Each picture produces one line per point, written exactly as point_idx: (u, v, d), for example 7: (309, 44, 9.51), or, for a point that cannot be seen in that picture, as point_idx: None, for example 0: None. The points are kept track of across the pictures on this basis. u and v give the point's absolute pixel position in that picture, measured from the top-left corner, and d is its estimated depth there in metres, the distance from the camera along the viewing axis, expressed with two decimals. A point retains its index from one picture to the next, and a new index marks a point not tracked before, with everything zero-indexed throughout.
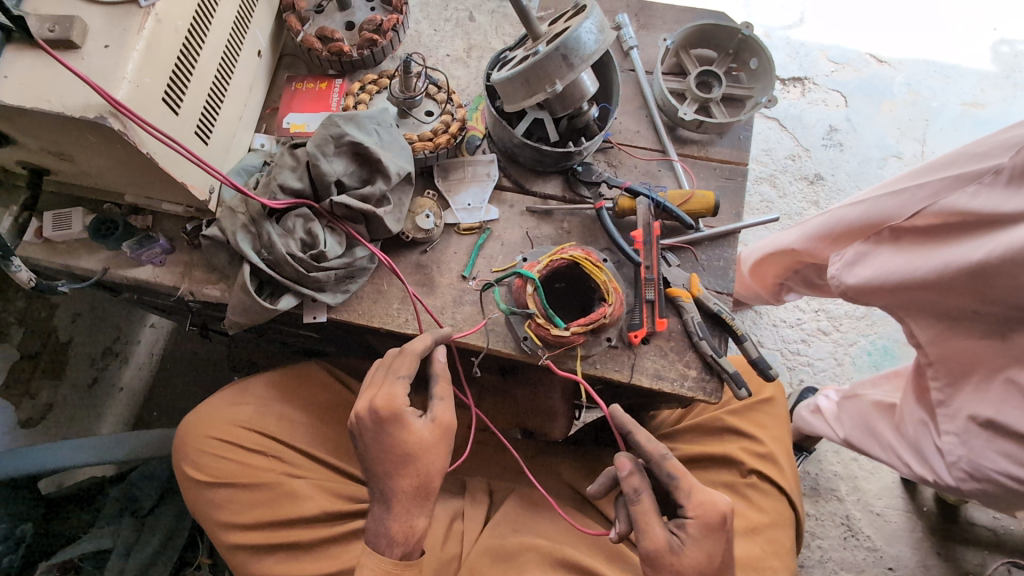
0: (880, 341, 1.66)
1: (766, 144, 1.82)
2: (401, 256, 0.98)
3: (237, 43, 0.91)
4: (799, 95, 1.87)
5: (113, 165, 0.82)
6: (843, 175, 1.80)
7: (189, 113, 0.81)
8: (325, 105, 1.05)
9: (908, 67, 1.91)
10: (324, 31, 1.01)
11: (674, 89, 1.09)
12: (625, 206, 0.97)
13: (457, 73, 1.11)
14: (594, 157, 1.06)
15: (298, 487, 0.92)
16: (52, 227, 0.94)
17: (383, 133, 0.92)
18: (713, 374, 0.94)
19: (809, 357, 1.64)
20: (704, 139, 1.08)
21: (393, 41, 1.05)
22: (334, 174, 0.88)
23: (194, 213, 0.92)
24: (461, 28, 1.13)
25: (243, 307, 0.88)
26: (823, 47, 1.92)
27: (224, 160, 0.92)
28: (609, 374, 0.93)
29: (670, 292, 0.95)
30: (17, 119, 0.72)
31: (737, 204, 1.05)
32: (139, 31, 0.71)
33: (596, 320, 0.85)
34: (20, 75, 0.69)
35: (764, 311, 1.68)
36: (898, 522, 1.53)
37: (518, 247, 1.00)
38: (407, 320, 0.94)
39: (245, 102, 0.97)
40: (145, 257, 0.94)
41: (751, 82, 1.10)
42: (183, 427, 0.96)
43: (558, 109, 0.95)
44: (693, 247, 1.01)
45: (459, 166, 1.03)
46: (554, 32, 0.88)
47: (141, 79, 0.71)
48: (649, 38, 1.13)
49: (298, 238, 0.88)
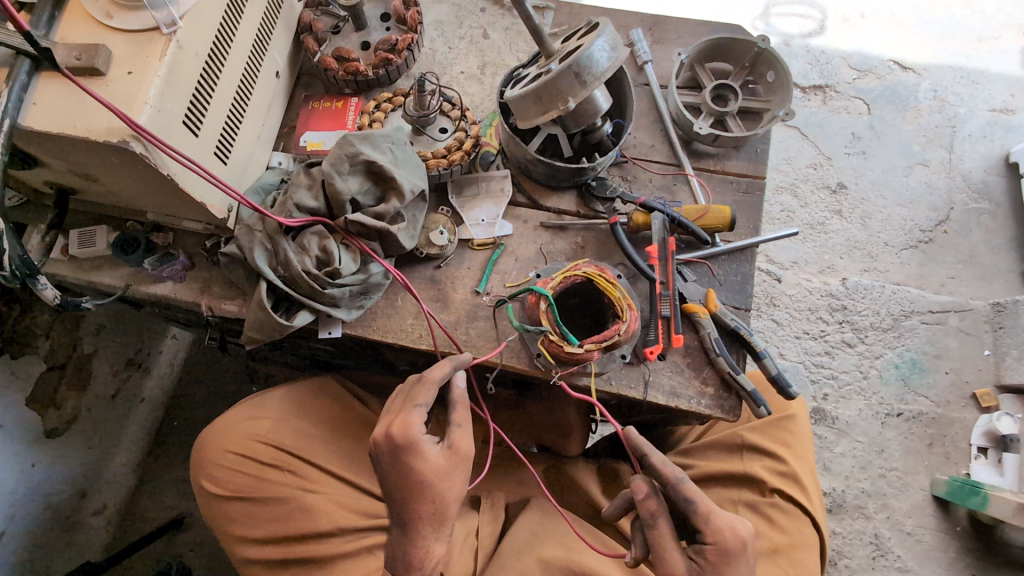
0: (907, 353, 1.61)
1: (786, 152, 1.79)
2: (415, 271, 0.99)
3: (256, 65, 0.94)
4: (820, 103, 1.84)
5: (136, 185, 0.84)
6: (867, 184, 1.76)
7: (208, 134, 0.83)
8: (341, 123, 1.07)
9: (934, 74, 1.86)
10: (340, 52, 1.03)
11: (689, 102, 1.08)
12: (639, 221, 0.96)
13: (471, 89, 1.11)
14: (609, 172, 1.06)
15: (312, 502, 0.92)
16: (79, 244, 0.97)
17: (397, 151, 0.92)
18: (731, 391, 0.92)
19: (833, 370, 1.60)
20: (720, 153, 1.07)
21: (407, 60, 1.07)
22: (348, 192, 0.89)
23: (214, 230, 0.94)
24: (475, 45, 1.14)
25: (259, 323, 0.89)
26: (844, 54, 1.89)
27: (243, 178, 0.94)
28: (624, 391, 0.91)
29: (687, 308, 0.93)
30: (45, 142, 0.74)
31: (754, 218, 1.03)
32: (161, 57, 0.73)
33: (609, 338, 0.84)
34: (48, 102, 0.71)
35: (785, 322, 1.64)
36: (930, 541, 1.48)
37: (532, 263, 0.99)
38: (422, 335, 0.94)
39: (263, 121, 0.99)
40: (167, 273, 0.97)
41: (768, 94, 1.09)
42: (203, 440, 0.98)
43: (571, 126, 0.96)
44: (709, 262, 1.00)
45: (473, 182, 1.03)
46: (567, 50, 0.88)
47: (162, 103, 0.73)
48: (663, 52, 1.13)
49: (313, 255, 0.89)
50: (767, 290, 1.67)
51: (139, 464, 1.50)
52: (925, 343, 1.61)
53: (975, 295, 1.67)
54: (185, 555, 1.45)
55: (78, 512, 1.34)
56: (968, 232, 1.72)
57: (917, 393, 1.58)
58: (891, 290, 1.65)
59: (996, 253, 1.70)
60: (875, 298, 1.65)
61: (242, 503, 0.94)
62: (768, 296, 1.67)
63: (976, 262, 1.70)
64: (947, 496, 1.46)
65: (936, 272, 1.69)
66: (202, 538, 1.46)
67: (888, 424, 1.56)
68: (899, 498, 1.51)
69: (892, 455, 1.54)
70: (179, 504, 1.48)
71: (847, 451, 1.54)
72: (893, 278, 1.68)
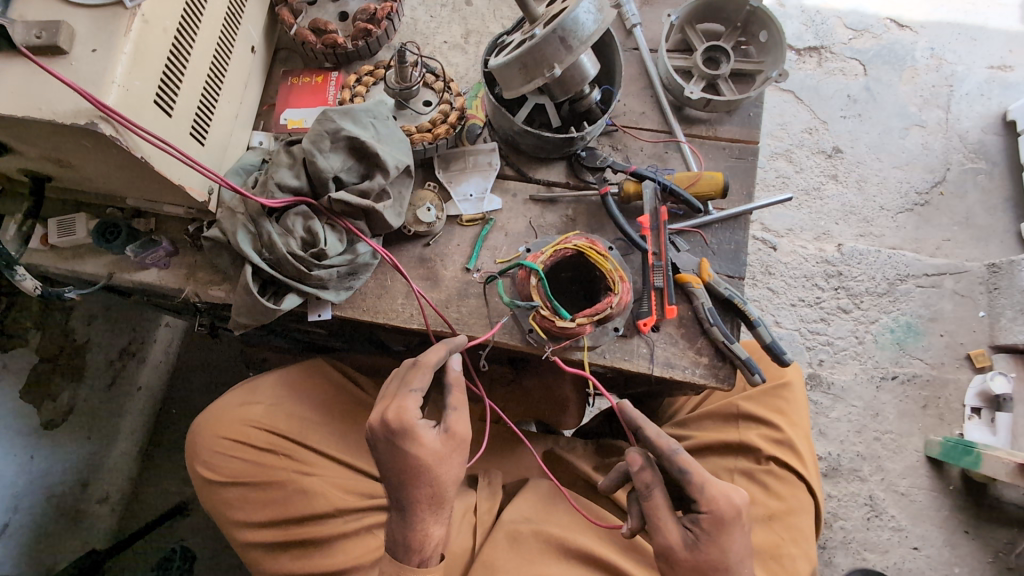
0: (903, 317, 1.61)
1: (780, 118, 1.76)
2: (403, 250, 0.97)
3: (229, 40, 0.90)
4: (815, 65, 1.80)
5: (112, 170, 0.82)
6: (863, 147, 1.73)
7: (182, 114, 0.80)
8: (322, 99, 1.04)
9: (931, 31, 1.82)
10: (317, 24, 1.00)
11: (679, 67, 1.05)
12: (630, 191, 0.95)
13: (455, 60, 1.08)
14: (599, 141, 1.03)
15: (309, 485, 0.92)
16: (58, 233, 0.95)
17: (379, 126, 0.90)
18: (725, 360, 0.91)
19: (829, 336, 1.60)
20: (712, 118, 1.04)
21: (388, 30, 1.03)
22: (331, 170, 0.87)
23: (196, 214, 0.92)
24: (458, 13, 1.10)
25: (247, 308, 0.88)
26: (840, 14, 1.84)
27: (222, 160, 0.92)
28: (619, 364, 0.91)
29: (680, 278, 0.92)
30: (11, 127, 0.72)
31: (747, 184, 1.01)
32: (126, 33, 0.70)
33: (602, 311, 0.83)
34: (10, 84, 0.69)
35: (781, 290, 1.63)
36: (923, 501, 1.50)
37: (522, 238, 0.98)
38: (413, 315, 0.93)
39: (240, 99, 0.96)
40: (150, 260, 0.95)
41: (760, 56, 1.05)
42: (198, 427, 0.98)
43: (558, 94, 0.93)
44: (702, 231, 0.98)
45: (460, 156, 1.01)
46: (551, 13, 0.84)
47: (130, 82, 0.70)
48: (652, 15, 1.09)
49: (298, 237, 0.87)
50: (762, 259, 1.66)
51: (139, 453, 1.50)
52: (921, 307, 1.61)
53: (971, 257, 1.66)
54: (190, 540, 1.46)
55: (81, 501, 1.35)
56: (964, 194, 1.70)
57: (911, 356, 1.59)
58: (887, 254, 1.64)
59: (992, 214, 1.69)
60: (870, 263, 1.64)
61: (239, 488, 0.94)
62: (764, 265, 1.65)
63: (971, 223, 1.68)
64: (941, 456, 1.48)
65: (932, 235, 1.68)
66: (206, 522, 1.48)
67: (883, 388, 1.57)
68: (893, 459, 1.53)
69: (887, 418, 1.55)
70: (182, 490, 1.50)
71: (843, 416, 1.55)
72: (889, 243, 1.67)
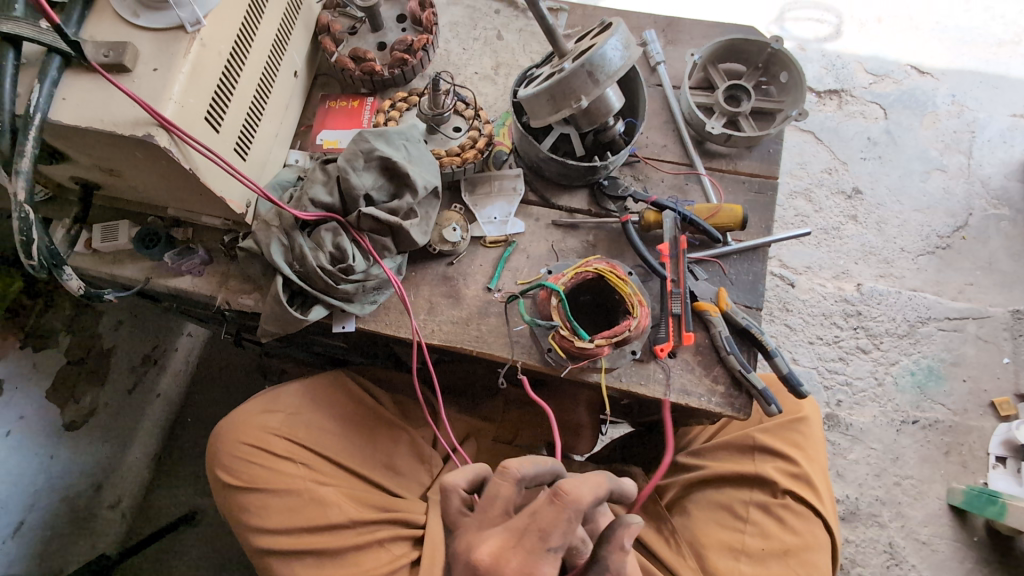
0: (924, 360, 1.59)
1: (799, 157, 1.78)
2: (427, 267, 1.00)
3: (275, 65, 0.96)
4: (834, 108, 1.83)
5: (160, 181, 0.86)
6: (883, 189, 1.75)
7: (229, 130, 0.85)
8: (357, 122, 1.09)
9: (952, 79, 1.85)
10: (357, 52, 1.05)
11: (701, 103, 1.08)
12: (651, 220, 0.97)
13: (485, 90, 1.13)
14: (620, 172, 1.06)
15: (325, 495, 0.94)
16: (101, 238, 1.00)
17: (411, 148, 0.94)
18: (742, 390, 0.91)
19: (847, 376, 1.59)
20: (732, 153, 1.07)
21: (423, 60, 1.09)
22: (362, 188, 0.91)
23: (232, 225, 0.97)
24: (489, 46, 1.16)
25: (275, 317, 0.91)
26: (860, 60, 1.89)
27: (260, 175, 0.96)
28: (634, 389, 0.91)
29: (697, 306, 0.93)
30: (74, 136, 0.77)
31: (766, 217, 1.03)
32: (185, 55, 0.75)
33: (619, 333, 0.85)
34: (77, 97, 0.74)
35: (798, 327, 1.63)
36: (946, 551, 1.45)
37: (543, 260, 1.00)
38: (434, 330, 0.95)
39: (281, 120, 1.02)
40: (185, 267, 0.99)
41: (781, 95, 1.09)
42: (219, 431, 0.99)
43: (583, 124, 0.96)
44: (720, 261, 1.00)
45: (486, 181, 1.04)
46: (580, 49, 0.88)
47: (186, 99, 0.75)
48: (676, 53, 1.13)
49: (328, 252, 0.91)
50: (780, 295, 1.66)
51: (154, 460, 1.52)
52: (942, 350, 1.59)
53: (995, 302, 1.64)
54: (196, 550, 1.47)
55: (94, 504, 1.36)
56: (987, 239, 1.70)
57: (933, 400, 1.56)
58: (907, 295, 1.64)
59: (1016, 259, 1.68)
60: (890, 304, 1.63)
61: (257, 494, 0.95)
62: (782, 301, 1.65)
63: (995, 269, 1.67)
64: (964, 505, 1.44)
65: (954, 278, 1.66)
66: (214, 533, 1.48)
67: (903, 432, 1.54)
68: (914, 506, 1.48)
69: (907, 463, 1.51)
70: (192, 499, 1.51)
71: (861, 459, 1.52)
72: (909, 284, 1.66)
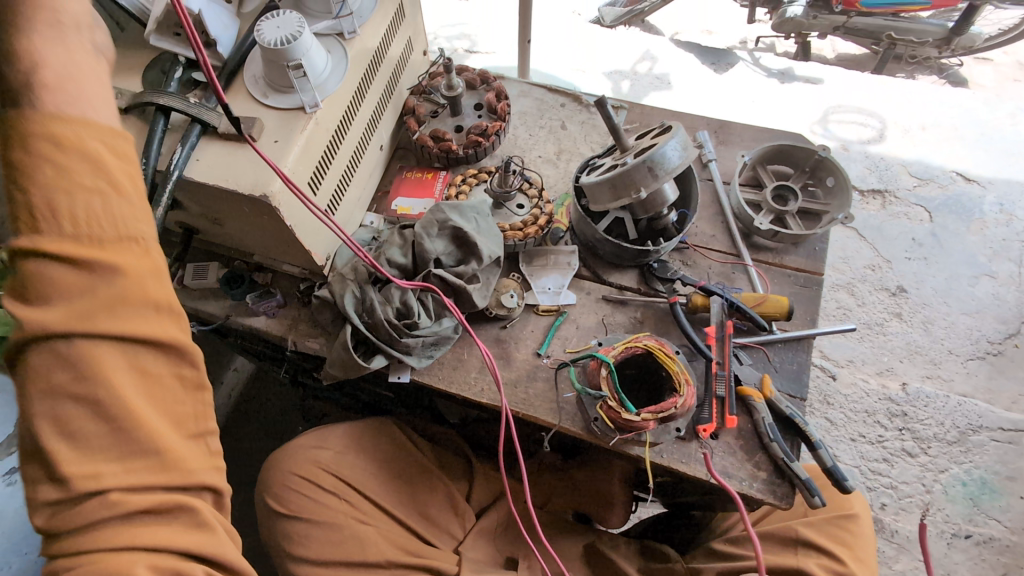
0: (976, 471, 1.53)
1: (843, 252, 1.82)
2: (483, 329, 1.06)
3: (366, 140, 1.10)
4: (878, 207, 1.89)
5: (257, 232, 0.98)
6: (929, 290, 1.75)
7: (324, 194, 0.96)
8: (429, 193, 1.20)
9: (999, 188, 1.89)
10: (437, 133, 1.18)
11: (749, 200, 1.16)
12: (698, 303, 1.02)
13: (547, 172, 1.23)
14: (670, 256, 1.13)
15: (364, 532, 0.98)
16: (192, 277, 1.12)
17: (480, 221, 1.04)
18: (784, 479, 0.92)
19: (892, 479, 1.53)
20: (778, 248, 1.12)
21: (494, 143, 1.21)
22: (434, 252, 1.00)
23: (309, 274, 1.08)
24: (553, 134, 1.28)
25: (341, 362, 0.98)
26: (904, 164, 1.96)
27: (342, 233, 1.07)
28: (676, 466, 0.93)
29: (741, 391, 0.96)
30: (197, 190, 0.89)
31: (811, 310, 1.07)
32: (302, 131, 0.88)
33: (666, 410, 0.87)
34: (208, 159, 0.87)
35: (839, 422, 1.60)
36: None
37: (592, 332, 1.06)
38: (484, 388, 1.01)
39: (364, 186, 1.14)
40: (262, 308, 1.09)
41: (827, 198, 1.15)
42: (273, 461, 1.06)
43: (640, 213, 1.05)
44: (765, 348, 1.03)
45: (543, 254, 1.12)
46: (640, 146, 0.98)
47: (296, 167, 0.87)
48: (726, 153, 1.22)
49: (394, 306, 0.99)
50: (821, 386, 1.65)
51: None
52: (996, 462, 1.53)
53: None
54: None
55: None
56: None
57: (987, 515, 1.48)
58: (956, 400, 1.60)
59: None
60: (939, 408, 1.60)
61: (302, 523, 1.00)
62: (823, 394, 1.64)
63: None
64: None
65: (1008, 387, 1.62)
66: None
67: (954, 546, 1.46)
68: None
69: None
70: None
71: (908, 570, 1.44)
72: (959, 389, 1.63)
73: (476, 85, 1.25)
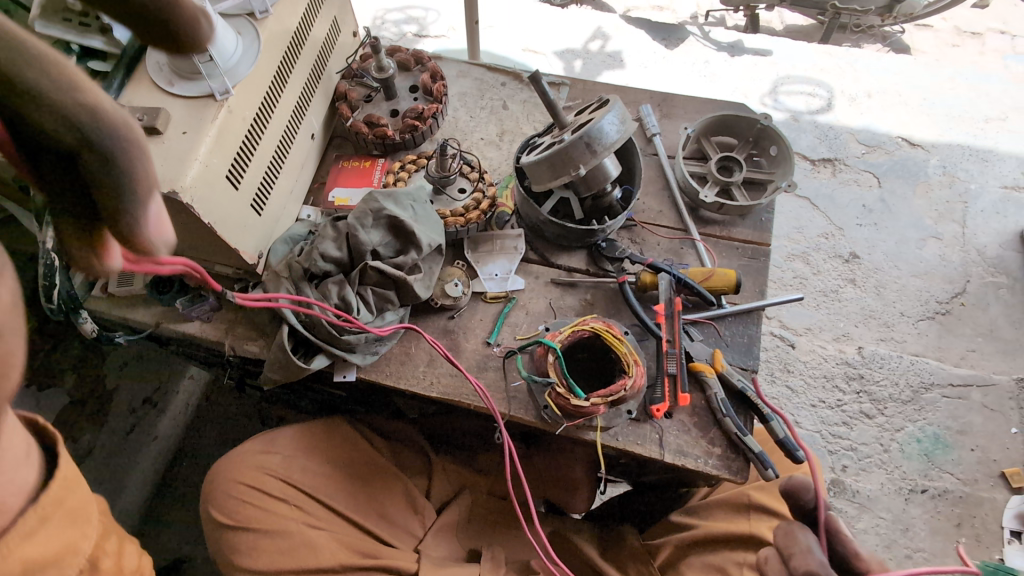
0: (930, 428, 1.57)
1: (796, 222, 1.84)
2: (429, 320, 1.02)
3: (294, 129, 1.03)
4: (829, 175, 1.91)
5: (177, 232, 0.91)
6: (880, 255, 1.79)
7: (247, 187, 0.91)
8: (367, 181, 1.14)
9: (942, 151, 1.94)
10: (371, 118, 1.13)
11: (695, 172, 1.14)
12: (647, 281, 1.00)
13: (490, 154, 1.19)
14: (618, 235, 1.10)
15: (315, 538, 0.95)
16: (117, 283, 1.04)
17: (418, 208, 0.99)
18: (739, 453, 0.91)
19: (852, 442, 1.57)
20: (725, 220, 1.11)
21: (432, 127, 1.16)
22: (369, 244, 0.95)
23: (243, 274, 1.01)
24: (495, 115, 1.24)
25: (279, 364, 0.93)
26: (852, 131, 1.98)
27: (273, 229, 1.01)
28: (631, 448, 0.92)
29: (693, 366, 0.95)
30: None
31: (759, 281, 1.06)
32: (213, 120, 0.82)
33: (615, 392, 0.86)
34: None
35: (799, 389, 1.63)
36: None
37: (542, 317, 1.03)
38: (433, 382, 0.97)
39: (296, 177, 1.08)
40: (195, 313, 1.02)
41: (771, 167, 1.14)
42: (217, 469, 1.01)
43: (583, 190, 1.01)
44: (715, 322, 1.02)
45: (488, 239, 1.09)
46: (578, 122, 0.95)
47: (210, 160, 0.81)
48: (670, 126, 1.21)
49: (332, 303, 0.94)
50: (780, 355, 1.67)
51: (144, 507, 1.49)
52: (948, 418, 1.58)
53: (999, 370, 1.64)
54: None
55: None
56: (987, 307, 1.72)
57: (942, 470, 1.53)
58: (909, 361, 1.64)
59: (1018, 328, 1.69)
60: (893, 369, 1.64)
61: (251, 535, 0.95)
62: (783, 362, 1.66)
63: (996, 336, 1.68)
64: None
65: (957, 345, 1.67)
66: None
67: (912, 501, 1.50)
68: None
69: (918, 535, 1.47)
70: (181, 548, 1.45)
71: (870, 529, 1.48)
72: (912, 350, 1.67)
73: (411, 66, 1.19)
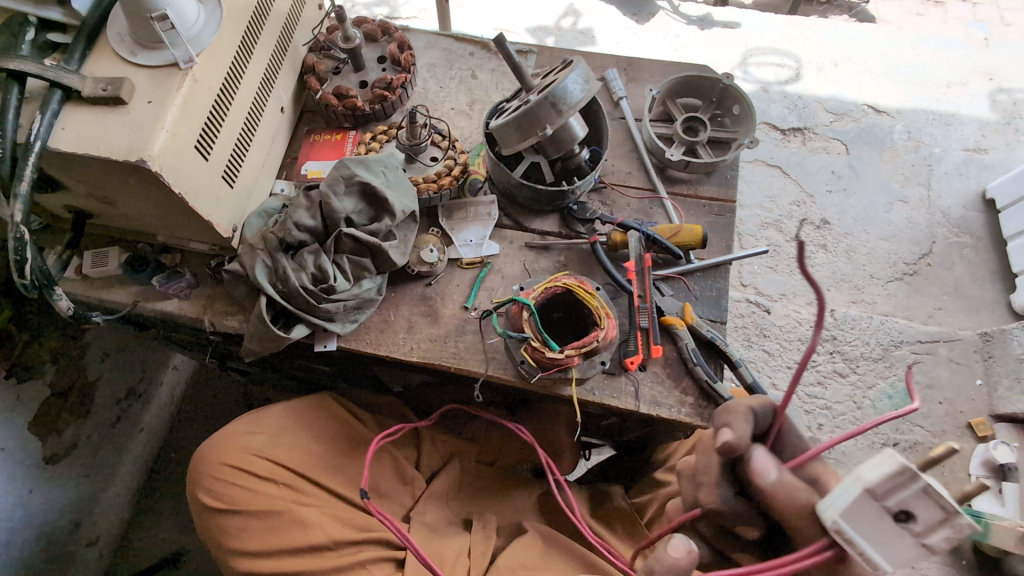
0: (900, 383, 1.63)
1: (768, 190, 1.89)
2: (406, 288, 1.04)
3: (262, 101, 1.04)
4: (799, 144, 1.95)
5: (148, 206, 0.91)
6: (849, 219, 1.84)
7: (217, 158, 0.91)
8: (340, 154, 1.15)
9: (907, 117, 1.99)
10: (340, 90, 1.13)
11: (661, 134, 1.17)
12: (617, 239, 1.03)
13: (461, 124, 1.20)
14: (589, 197, 1.13)
15: (307, 515, 0.94)
16: (91, 264, 1.04)
17: (389, 174, 1.01)
18: (711, 401, 0.95)
19: (827, 401, 1.62)
20: (692, 179, 1.14)
21: (401, 97, 1.17)
22: (343, 212, 0.97)
23: (219, 250, 1.02)
24: (464, 85, 1.25)
25: (258, 335, 0.94)
26: (820, 100, 2.03)
27: (246, 202, 1.02)
28: (607, 402, 0.95)
29: (664, 320, 0.99)
30: (71, 164, 0.82)
31: (726, 237, 1.09)
32: (178, 89, 0.82)
33: (589, 343, 0.88)
34: (76, 127, 0.80)
35: (776, 352, 1.67)
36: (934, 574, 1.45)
37: (517, 280, 1.05)
38: (413, 347, 0.99)
39: (267, 150, 1.08)
40: (172, 290, 1.03)
41: (734, 126, 1.17)
42: (203, 453, 1.01)
43: (552, 151, 1.03)
44: (685, 278, 1.05)
45: (462, 206, 1.10)
46: (544, 84, 0.97)
47: (178, 129, 0.81)
48: (636, 89, 1.23)
49: (309, 272, 0.95)
50: (756, 321, 1.72)
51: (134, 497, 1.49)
52: (917, 373, 1.64)
53: (963, 325, 1.71)
54: None
55: (71, 543, 1.32)
56: (951, 266, 1.78)
57: (912, 422, 1.59)
58: (879, 320, 1.70)
59: (980, 284, 1.76)
60: (864, 329, 1.70)
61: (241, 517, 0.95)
62: (759, 326, 1.71)
63: (960, 293, 1.75)
64: None
65: (924, 303, 1.74)
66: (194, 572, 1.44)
67: None
68: None
69: None
70: (173, 537, 1.46)
71: None
72: (881, 309, 1.73)
73: (378, 37, 1.19)
